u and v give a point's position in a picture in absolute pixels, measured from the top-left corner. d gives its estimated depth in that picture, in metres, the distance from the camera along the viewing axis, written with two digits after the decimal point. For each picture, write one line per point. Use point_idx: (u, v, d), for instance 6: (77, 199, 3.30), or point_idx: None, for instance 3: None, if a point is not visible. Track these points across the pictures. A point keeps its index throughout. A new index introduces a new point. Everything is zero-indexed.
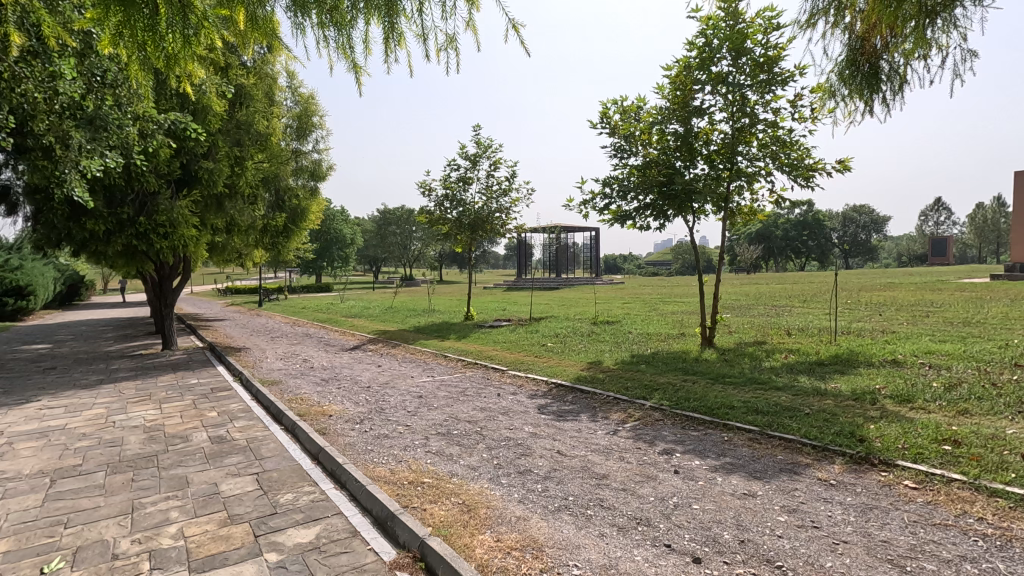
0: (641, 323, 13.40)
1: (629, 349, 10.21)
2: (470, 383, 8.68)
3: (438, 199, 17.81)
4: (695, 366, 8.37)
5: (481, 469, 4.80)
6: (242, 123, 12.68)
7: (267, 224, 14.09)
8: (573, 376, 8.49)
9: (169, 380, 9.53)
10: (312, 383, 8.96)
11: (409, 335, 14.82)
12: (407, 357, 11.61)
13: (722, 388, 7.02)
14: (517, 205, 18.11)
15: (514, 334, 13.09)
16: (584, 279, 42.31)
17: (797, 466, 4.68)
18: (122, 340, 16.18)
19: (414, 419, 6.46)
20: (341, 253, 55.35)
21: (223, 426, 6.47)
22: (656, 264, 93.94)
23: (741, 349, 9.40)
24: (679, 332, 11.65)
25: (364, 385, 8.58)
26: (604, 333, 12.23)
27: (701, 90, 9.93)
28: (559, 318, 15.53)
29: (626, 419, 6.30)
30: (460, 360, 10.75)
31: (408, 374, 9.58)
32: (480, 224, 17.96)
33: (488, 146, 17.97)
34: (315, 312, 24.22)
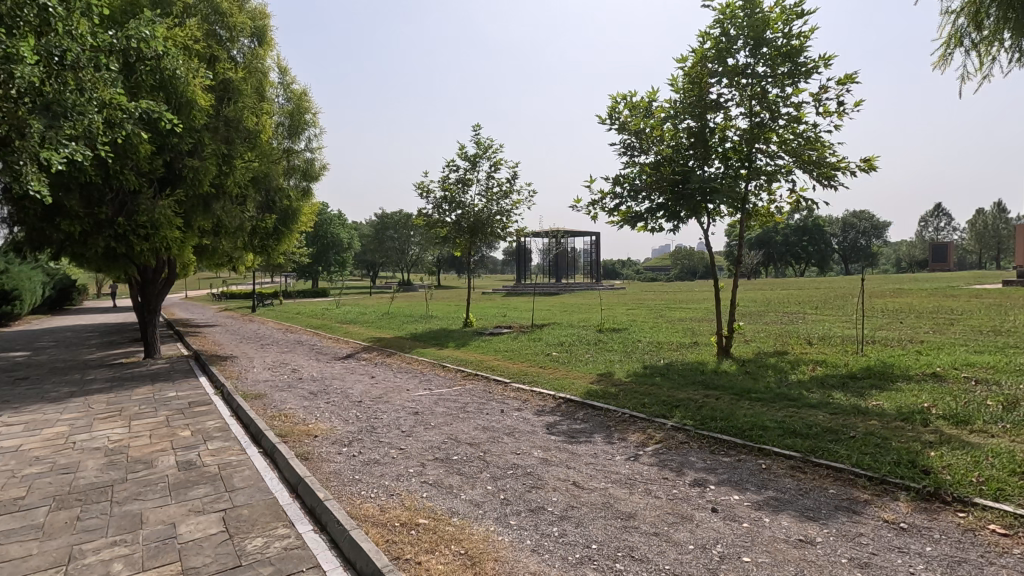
0: (650, 331, 12.74)
1: (641, 359, 9.55)
2: (470, 398, 8.00)
3: (437, 201, 17.17)
4: (715, 379, 7.71)
5: (486, 507, 4.11)
6: (231, 120, 12.04)
7: (257, 226, 13.42)
8: (583, 390, 7.81)
9: (145, 392, 8.81)
10: (299, 396, 8.25)
11: (406, 342, 14.11)
12: (403, 367, 10.92)
13: (750, 406, 6.35)
14: (518, 207, 17.47)
15: (516, 342, 12.41)
16: (584, 285, 41.69)
17: (856, 504, 4.00)
18: (105, 347, 15.44)
19: (409, 442, 5.76)
20: (338, 258, 54.64)
21: (195, 449, 5.76)
22: (655, 269, 93.41)
23: (763, 360, 8.74)
24: (691, 341, 10.98)
25: (355, 400, 7.88)
26: (612, 341, 11.57)
27: (718, 84, 9.31)
28: (563, 325, 14.84)
29: (646, 442, 5.62)
30: (459, 371, 10.07)
31: (403, 387, 8.87)
32: (480, 227, 17.32)
33: (489, 146, 17.36)
34: (308, 318, 23.48)
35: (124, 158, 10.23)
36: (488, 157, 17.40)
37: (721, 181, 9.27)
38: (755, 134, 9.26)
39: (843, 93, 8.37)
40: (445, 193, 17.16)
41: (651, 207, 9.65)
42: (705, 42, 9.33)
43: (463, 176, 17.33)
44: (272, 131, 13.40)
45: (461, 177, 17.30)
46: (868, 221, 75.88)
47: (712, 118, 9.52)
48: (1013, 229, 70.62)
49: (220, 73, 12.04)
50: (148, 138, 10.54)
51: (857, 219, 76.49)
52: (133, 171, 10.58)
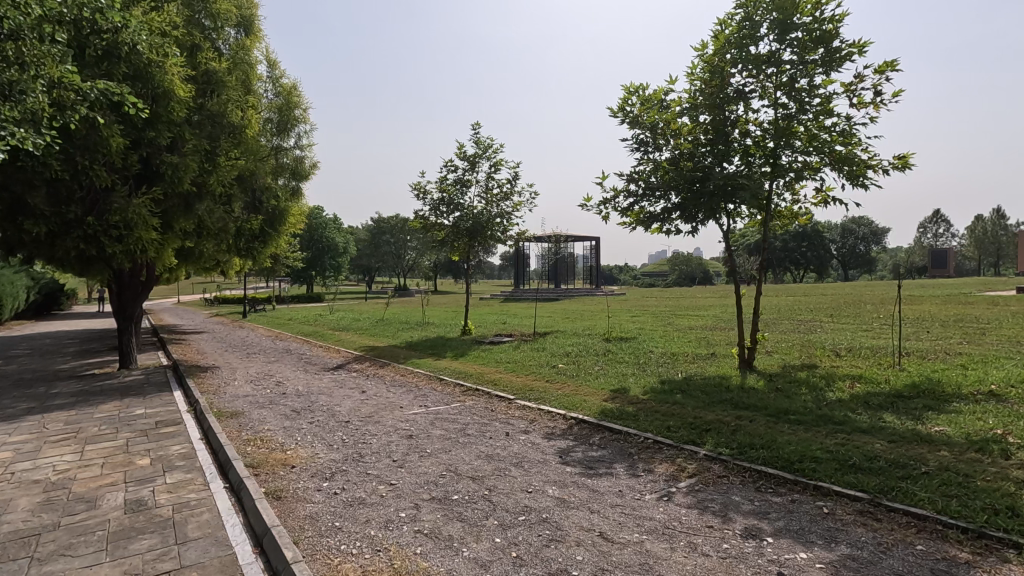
0: (660, 341, 11.95)
1: (656, 372, 8.78)
2: (470, 417, 7.18)
3: (434, 202, 16.38)
4: (744, 397, 6.92)
5: (494, 569, 3.29)
6: (215, 115, 11.25)
7: (242, 228, 12.58)
8: (596, 408, 7.02)
9: (110, 409, 7.95)
10: (279, 415, 7.42)
11: (401, 352, 13.28)
12: (397, 380, 10.10)
13: (791, 430, 5.56)
14: (519, 209, 16.70)
15: (519, 352, 11.59)
16: (584, 290, 40.91)
17: (957, 567, 3.20)
18: (82, 356, 14.52)
19: (401, 475, 4.95)
20: (333, 262, 53.76)
21: (150, 483, 4.92)
22: (653, 276, 92.88)
23: (792, 375, 7.96)
24: (708, 352, 10.20)
25: (342, 420, 7.05)
26: (621, 352, 10.78)
27: (740, 74, 8.58)
28: (566, 333, 14.06)
29: (678, 477, 4.81)
30: (458, 385, 9.26)
31: (396, 404, 8.06)
32: (479, 230, 16.54)
33: (489, 146, 16.61)
34: (299, 325, 22.61)
35: (94, 153, 9.42)
36: (487, 157, 16.64)
37: (743, 179, 8.52)
38: (781, 128, 8.53)
39: (880, 82, 7.64)
40: (442, 195, 16.38)
41: (666, 208, 8.89)
42: (725, 29, 8.62)
43: (462, 176, 16.57)
44: (259, 127, 12.59)
45: (460, 178, 16.52)
46: (867, 226, 75.54)
47: (733, 111, 8.80)
48: (1013, 236, 70.26)
49: (202, 64, 11.24)
50: (121, 132, 9.73)
51: (856, 225, 76.13)
52: (104, 167, 9.77)
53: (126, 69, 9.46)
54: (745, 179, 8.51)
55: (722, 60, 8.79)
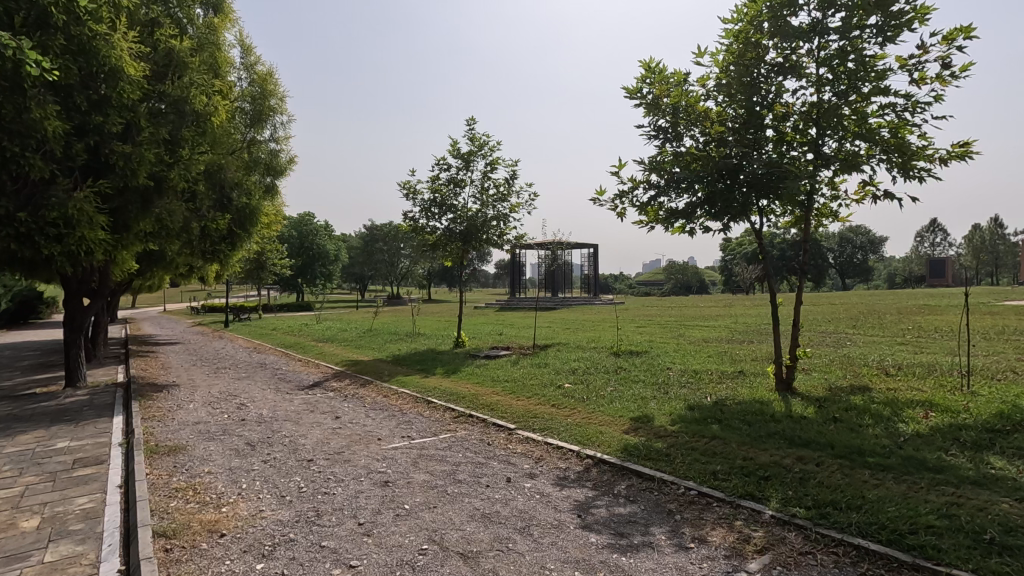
0: (676, 356, 10.66)
1: (682, 395, 7.49)
2: (463, 454, 5.86)
3: (424, 203, 15.11)
4: (798, 431, 5.63)
5: None
6: (176, 101, 9.98)
7: (208, 229, 11.21)
8: (617, 444, 5.71)
9: (26, 442, 6.56)
10: (229, 450, 6.07)
11: (387, 367, 11.92)
12: (379, 403, 8.75)
13: (878, 482, 4.28)
14: (517, 212, 15.46)
15: (518, 369, 10.26)
16: (581, 299, 39.71)
17: None
18: (32, 371, 13.06)
19: (366, 549, 3.62)
20: (323, 270, 52.38)
21: (21, 563, 3.57)
22: (649, 285, 91.86)
23: (845, 400, 6.70)
24: (736, 371, 8.91)
25: (304, 458, 5.71)
26: (635, 369, 9.48)
27: (779, 47, 7.39)
28: (570, 346, 12.74)
29: (747, 554, 3.51)
30: (448, 409, 7.93)
31: (373, 435, 6.71)
32: (473, 234, 15.26)
33: (484, 144, 15.41)
34: (281, 336, 21.15)
35: (27, 137, 8.12)
36: (483, 156, 15.42)
37: (782, 170, 7.32)
38: (824, 111, 7.35)
39: (948, 53, 6.48)
40: (434, 196, 15.10)
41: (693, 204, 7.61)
42: None
43: (455, 176, 15.32)
44: (229, 117, 11.30)
45: (453, 178, 15.28)
46: (865, 235, 74.79)
47: (767, 91, 7.61)
48: (1012, 245, 69.69)
49: (162, 43, 9.99)
50: (62, 116, 8.46)
51: (854, 235, 75.41)
52: (41, 155, 8.46)
53: (66, 42, 8.17)
54: (785, 170, 7.30)
55: (756, 32, 7.61)
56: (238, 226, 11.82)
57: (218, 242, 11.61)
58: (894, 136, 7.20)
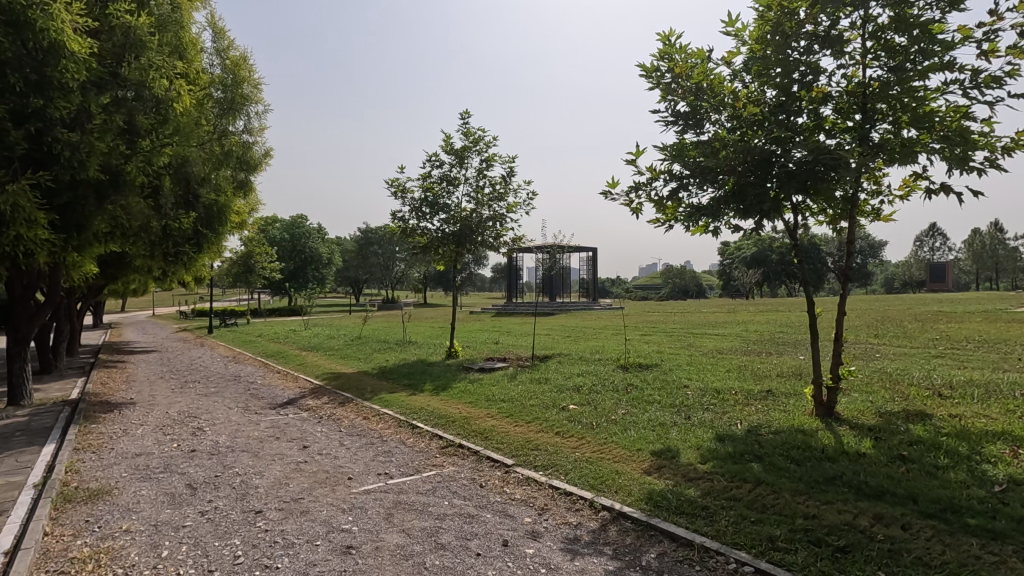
0: (691, 371, 9.60)
1: (708, 423, 6.41)
2: (449, 502, 4.77)
3: (415, 202, 14.03)
4: (864, 475, 4.54)
5: None
6: (134, 84, 8.89)
7: (171, 229, 10.06)
8: (639, 492, 4.62)
9: None
10: (163, 495, 4.96)
11: (370, 381, 10.78)
12: (357, 427, 7.63)
13: (999, 561, 3.20)
14: (515, 212, 14.41)
15: (516, 386, 9.16)
16: (579, 304, 38.67)
17: None
18: None
19: None
20: (316, 274, 51.24)
21: None
22: (646, 289, 90.88)
23: (905, 430, 5.64)
24: (763, 391, 7.83)
25: (252, 508, 4.61)
26: (648, 387, 8.40)
27: (821, 17, 6.35)
28: (572, 358, 11.66)
29: None
30: (435, 436, 6.84)
31: (342, 473, 5.60)
32: (467, 236, 14.20)
33: (480, 138, 14.37)
34: (264, 344, 19.98)
35: None
36: (478, 152, 14.38)
37: (828, 159, 6.24)
38: (873, 92, 6.31)
39: None
40: (425, 195, 14.03)
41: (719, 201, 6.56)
42: None
43: (448, 174, 14.26)
44: (197, 104, 10.22)
45: (446, 175, 14.21)
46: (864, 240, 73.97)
47: (806, 70, 6.58)
48: (1013, 250, 69.03)
49: (118, 20, 8.92)
50: None
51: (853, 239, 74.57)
52: None
53: None
54: (828, 162, 6.28)
55: None
56: (205, 225, 10.66)
57: (182, 243, 10.42)
58: (955, 120, 6.17)
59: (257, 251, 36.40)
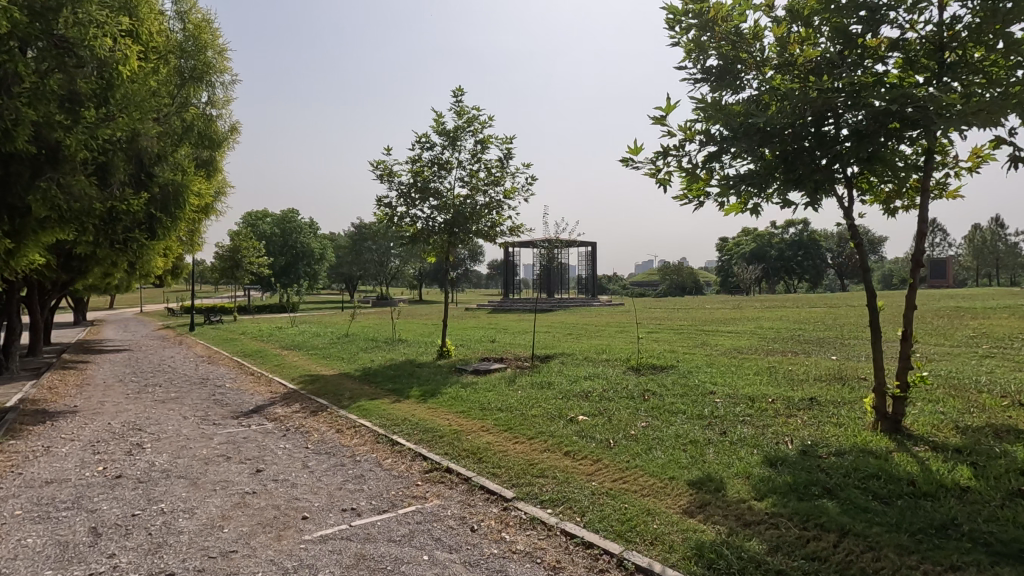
0: (716, 374, 8.42)
1: (752, 442, 5.23)
2: (429, 556, 3.58)
3: (404, 187, 12.80)
4: (987, 524, 3.36)
5: None
6: (72, 43, 7.69)
7: (118, 211, 8.81)
8: (683, 544, 3.45)
9: None
10: (53, 547, 3.76)
11: (351, 385, 9.56)
12: (327, 443, 6.44)
13: None
14: (512, 198, 13.21)
15: (515, 392, 7.98)
16: (578, 300, 37.52)
17: None
18: None
19: None
20: (307, 270, 49.98)
21: None
22: (643, 285, 89.98)
23: (1007, 454, 4.47)
24: (805, 398, 6.68)
25: (162, 569, 3.42)
26: (668, 394, 7.25)
27: None
28: (576, 359, 10.51)
29: None
30: (418, 455, 5.66)
31: (297, 510, 4.42)
32: (460, 224, 13.01)
33: (474, 118, 13.18)
34: (245, 344, 18.72)
35: None
36: (471, 133, 13.19)
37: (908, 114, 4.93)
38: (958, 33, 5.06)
39: None
40: (414, 179, 12.84)
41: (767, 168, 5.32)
42: None
43: (440, 156, 13.07)
44: (150, 70, 9.02)
45: (437, 158, 13.02)
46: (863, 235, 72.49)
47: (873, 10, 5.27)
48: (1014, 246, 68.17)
49: None
50: None
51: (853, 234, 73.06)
52: None
53: None
54: (909, 115, 4.98)
55: None
56: (160, 209, 9.38)
57: (133, 228, 9.14)
58: None
59: (244, 245, 35.07)
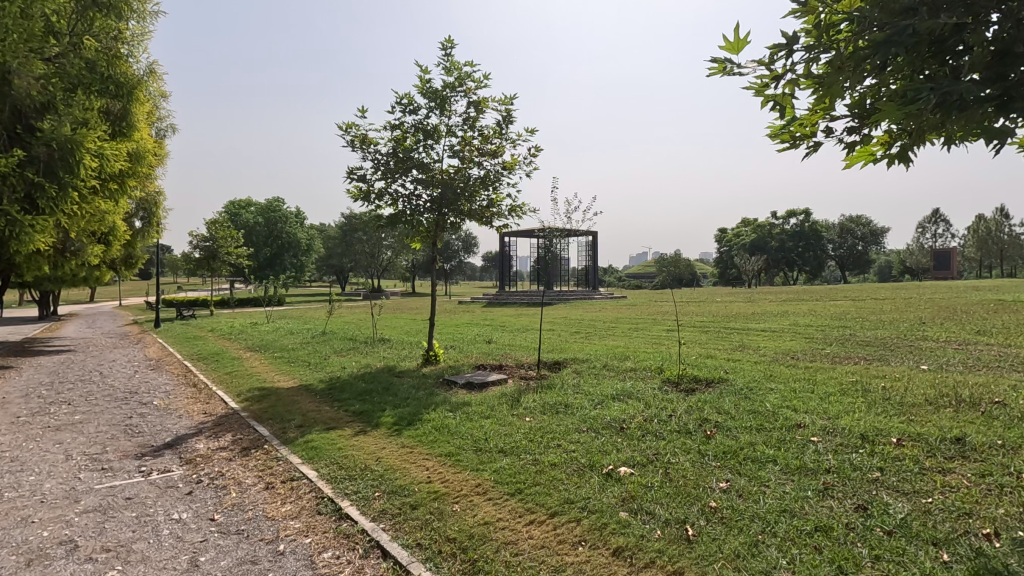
0: (788, 393, 6.31)
1: (928, 537, 3.12)
2: None
3: (381, 159, 10.53)
4: None
5: None
6: None
7: None
8: None
9: None
10: None
11: (307, 405, 7.41)
12: (246, 510, 4.30)
13: None
14: (512, 172, 11.06)
15: (522, 421, 5.87)
16: (579, 293, 35.45)
17: None
18: None
19: None
20: (293, 262, 47.68)
21: None
22: (639, 278, 87.84)
23: None
24: (946, 438, 4.60)
25: None
26: (737, 428, 5.18)
27: None
28: (595, 368, 8.42)
29: None
30: (378, 546, 3.54)
31: None
32: (448, 203, 10.86)
33: (466, 76, 10.99)
34: (208, 344, 16.49)
35: None
36: (463, 95, 10.97)
37: None
38: None
39: None
40: (395, 149, 10.66)
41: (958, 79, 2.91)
42: None
43: (426, 122, 10.88)
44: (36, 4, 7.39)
45: (423, 124, 10.81)
46: (866, 225, 70.72)
47: None
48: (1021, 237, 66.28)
49: None
50: None
51: (855, 224, 71.24)
52: None
53: None
54: None
55: None
56: (39, 172, 7.62)
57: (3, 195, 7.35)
58: None
59: (221, 235, 32.68)
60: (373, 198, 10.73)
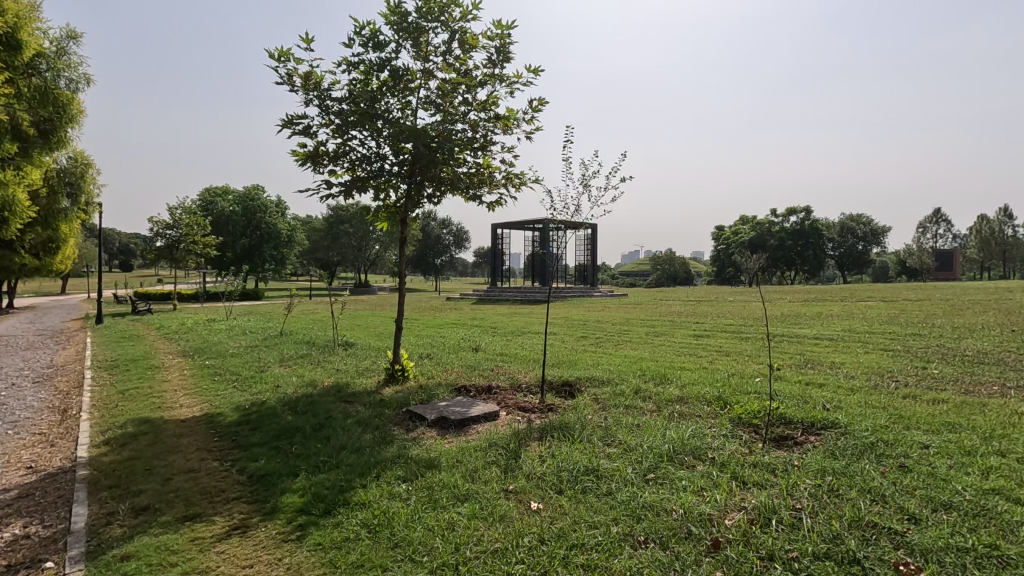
0: (970, 461, 3.74)
1: None
2: None
3: (332, 107, 7.83)
4: None
5: None
6: None
7: None
8: None
9: None
10: None
11: (185, 457, 4.73)
12: None
13: None
14: (508, 130, 8.41)
15: (523, 517, 3.26)
16: (576, 291, 32.87)
17: None
18: None
19: None
20: (272, 254, 44.78)
21: None
22: (633, 277, 85.39)
23: None
24: None
25: None
26: (959, 561, 2.59)
27: None
28: (623, 399, 5.82)
29: None
30: None
31: None
32: (424, 168, 8.21)
33: (447, 1, 8.34)
34: (137, 346, 13.64)
35: None
36: (444, 26, 8.31)
37: None
38: None
39: None
40: (353, 94, 7.96)
41: None
42: None
43: (394, 61, 8.19)
44: None
45: (390, 63, 8.12)
46: (867, 225, 68.71)
47: None
48: None
49: None
50: None
51: (856, 224, 69.20)
52: None
53: None
54: None
55: None
56: None
57: None
58: None
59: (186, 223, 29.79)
60: (323, 159, 8.04)
